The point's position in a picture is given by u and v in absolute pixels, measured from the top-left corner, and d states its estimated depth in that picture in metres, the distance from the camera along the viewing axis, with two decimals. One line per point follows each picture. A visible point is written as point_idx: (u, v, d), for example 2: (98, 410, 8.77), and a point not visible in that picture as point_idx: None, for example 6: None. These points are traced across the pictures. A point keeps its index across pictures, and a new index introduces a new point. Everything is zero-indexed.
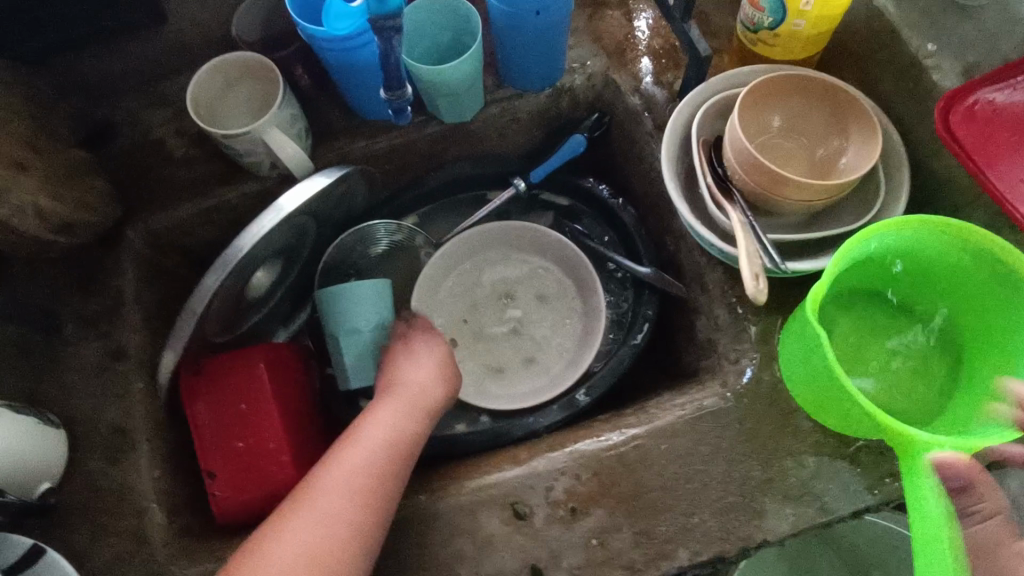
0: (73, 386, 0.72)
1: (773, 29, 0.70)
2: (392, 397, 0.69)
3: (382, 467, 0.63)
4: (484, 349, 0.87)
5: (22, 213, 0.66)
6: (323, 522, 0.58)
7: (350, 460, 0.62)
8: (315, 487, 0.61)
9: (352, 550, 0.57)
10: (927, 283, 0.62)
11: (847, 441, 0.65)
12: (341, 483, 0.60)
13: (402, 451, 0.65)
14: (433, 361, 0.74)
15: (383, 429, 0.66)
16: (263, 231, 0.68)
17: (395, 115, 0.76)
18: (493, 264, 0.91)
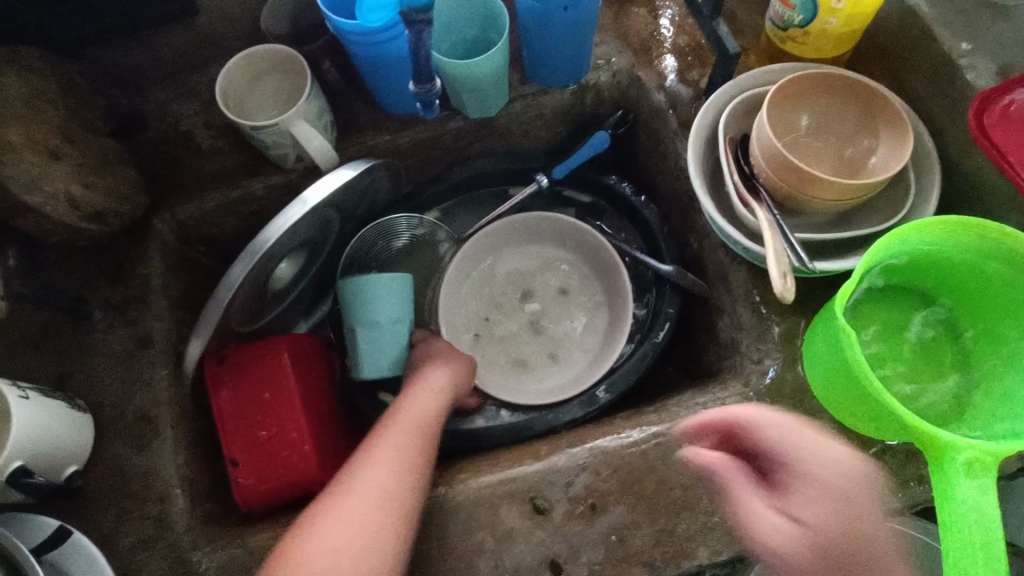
0: (101, 372, 0.73)
1: (804, 26, 0.69)
2: (419, 393, 0.70)
3: (415, 457, 0.63)
4: (508, 344, 0.88)
5: (55, 200, 0.68)
6: (361, 511, 0.58)
7: (382, 451, 0.63)
8: (349, 478, 0.61)
9: (392, 536, 0.57)
10: (951, 284, 0.62)
11: (871, 443, 0.64)
12: (377, 472, 0.61)
13: (432, 443, 0.66)
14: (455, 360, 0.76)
15: (410, 425, 0.66)
16: (288, 223, 0.68)
17: (424, 109, 0.79)
18: (514, 261, 0.93)
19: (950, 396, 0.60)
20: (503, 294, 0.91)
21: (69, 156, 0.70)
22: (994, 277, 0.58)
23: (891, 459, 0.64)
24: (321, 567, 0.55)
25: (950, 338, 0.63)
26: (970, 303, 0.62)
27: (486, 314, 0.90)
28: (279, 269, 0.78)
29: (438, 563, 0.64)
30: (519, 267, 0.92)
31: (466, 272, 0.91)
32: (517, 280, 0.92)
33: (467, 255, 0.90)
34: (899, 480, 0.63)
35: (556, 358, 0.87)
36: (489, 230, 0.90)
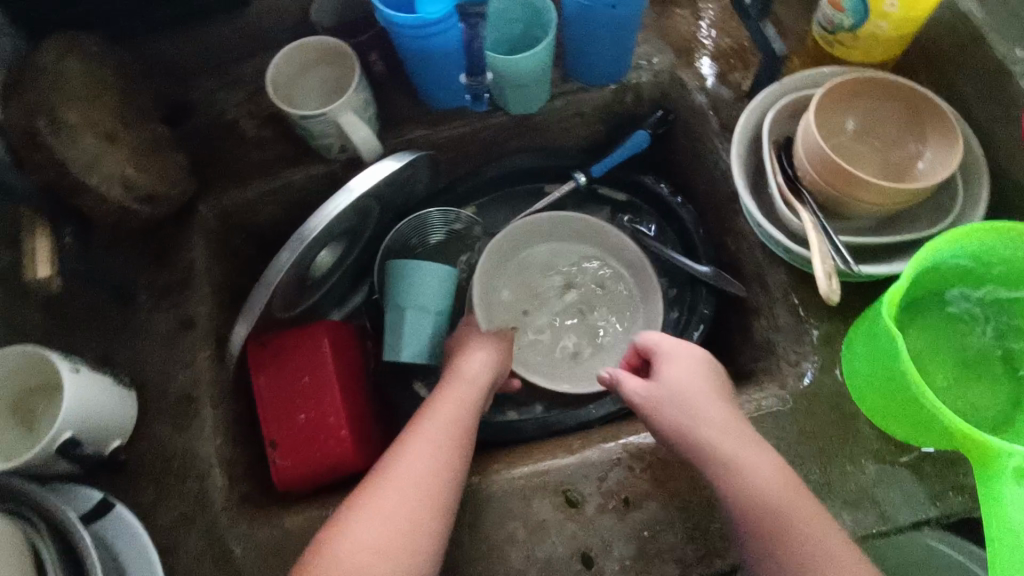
0: (144, 350, 0.74)
1: (854, 29, 0.69)
2: (458, 380, 0.71)
3: (457, 443, 0.64)
4: (546, 335, 0.88)
5: (111, 182, 0.69)
6: (406, 493, 0.59)
7: (426, 436, 0.64)
8: (393, 463, 0.61)
9: (430, 526, 0.57)
10: (999, 292, 0.61)
11: (910, 449, 0.64)
12: (422, 457, 0.61)
13: (471, 430, 0.67)
14: (493, 347, 0.77)
15: (447, 417, 0.66)
16: (335, 211, 0.70)
17: (474, 102, 0.82)
18: (545, 256, 0.92)
19: (993, 402, 0.60)
20: (537, 288, 0.91)
21: (122, 140, 0.72)
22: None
23: (930, 465, 0.64)
24: (364, 556, 0.55)
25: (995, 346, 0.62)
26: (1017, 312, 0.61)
27: (521, 307, 0.90)
28: (320, 257, 0.78)
29: (470, 551, 0.64)
30: (551, 260, 0.92)
31: (498, 267, 0.90)
32: (550, 274, 0.92)
33: (496, 250, 0.88)
34: (938, 487, 0.63)
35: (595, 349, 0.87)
36: (516, 225, 0.88)
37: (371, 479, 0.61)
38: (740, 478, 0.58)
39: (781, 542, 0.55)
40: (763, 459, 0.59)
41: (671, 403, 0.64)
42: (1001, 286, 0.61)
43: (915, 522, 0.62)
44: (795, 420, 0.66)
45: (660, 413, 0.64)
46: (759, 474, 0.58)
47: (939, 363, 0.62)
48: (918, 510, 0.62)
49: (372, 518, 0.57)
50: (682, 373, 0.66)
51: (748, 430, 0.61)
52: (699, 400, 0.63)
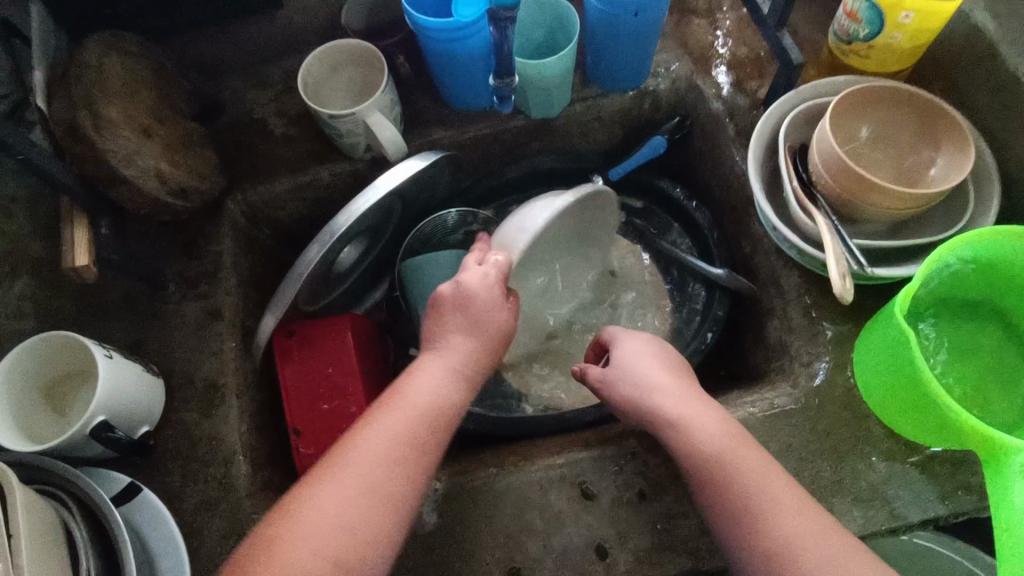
0: (172, 339, 0.76)
1: (868, 40, 0.71)
2: (437, 367, 0.62)
3: (422, 443, 0.56)
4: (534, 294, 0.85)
5: (146, 175, 0.72)
6: (360, 496, 0.52)
7: (389, 431, 0.56)
8: (351, 459, 0.54)
9: (385, 530, 0.52)
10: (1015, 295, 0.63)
11: (920, 449, 0.65)
12: (387, 450, 0.55)
13: (444, 427, 0.59)
14: (494, 325, 0.64)
15: (420, 405, 0.58)
16: (362, 207, 0.72)
17: (499, 102, 0.83)
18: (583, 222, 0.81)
19: (1001, 399, 0.61)
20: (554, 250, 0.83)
21: (158, 134, 0.75)
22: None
23: (940, 465, 0.65)
24: (307, 557, 0.49)
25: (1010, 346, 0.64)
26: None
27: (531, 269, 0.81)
28: (343, 253, 0.80)
29: (488, 539, 0.66)
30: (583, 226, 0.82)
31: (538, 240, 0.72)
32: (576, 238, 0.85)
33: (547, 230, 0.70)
34: (947, 486, 0.64)
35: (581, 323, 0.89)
36: (573, 204, 0.71)
37: (322, 473, 0.53)
38: (685, 438, 0.61)
39: (732, 494, 0.56)
40: (709, 423, 0.61)
41: (628, 376, 0.67)
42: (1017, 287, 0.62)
43: (924, 519, 0.63)
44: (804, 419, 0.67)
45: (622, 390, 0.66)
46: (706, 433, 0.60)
47: (947, 357, 0.64)
48: (928, 508, 0.63)
49: (316, 520, 0.50)
50: (642, 351, 0.68)
51: (703, 399, 0.64)
52: (660, 392, 0.64)
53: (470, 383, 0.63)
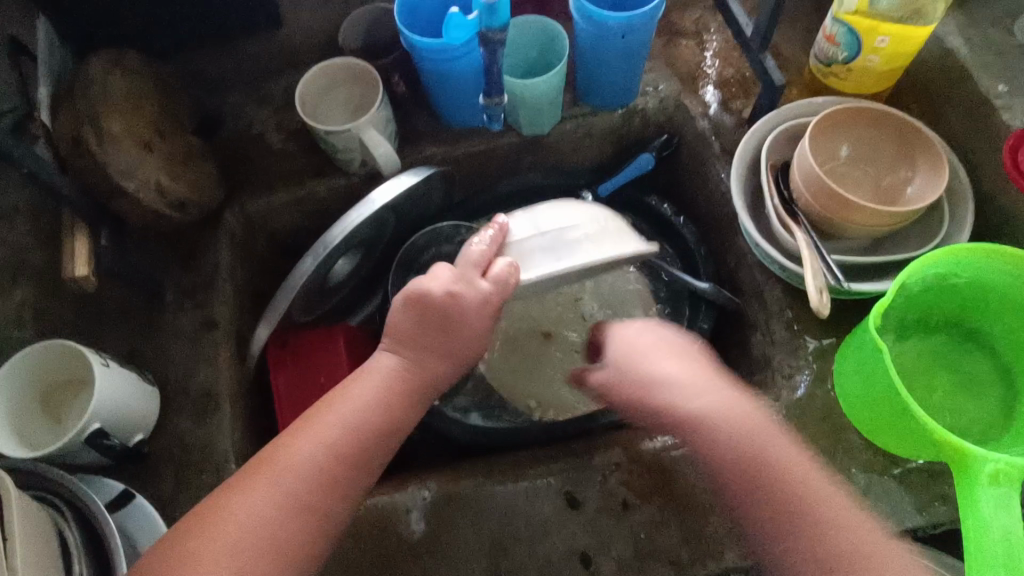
0: (169, 348, 0.78)
1: (847, 63, 0.73)
2: (391, 374, 0.60)
3: (361, 454, 0.56)
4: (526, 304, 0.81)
5: (147, 188, 0.74)
6: (289, 498, 0.52)
7: (327, 440, 0.55)
8: (285, 463, 0.53)
9: (308, 536, 0.52)
10: (992, 314, 0.64)
11: (899, 462, 0.67)
12: (324, 453, 0.54)
13: (388, 441, 0.57)
14: (468, 334, 0.62)
15: (366, 411, 0.57)
16: (357, 221, 0.74)
17: (490, 120, 0.85)
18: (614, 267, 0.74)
19: (975, 413, 0.63)
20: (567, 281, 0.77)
21: (159, 149, 0.77)
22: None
23: (918, 477, 0.66)
24: (226, 554, 0.49)
25: (988, 365, 0.65)
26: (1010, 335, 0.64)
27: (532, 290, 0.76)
28: (337, 266, 0.82)
29: (475, 548, 0.67)
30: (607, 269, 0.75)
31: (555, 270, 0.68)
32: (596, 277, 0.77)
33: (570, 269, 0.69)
34: (924, 498, 0.65)
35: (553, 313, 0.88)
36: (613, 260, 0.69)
37: (254, 473, 0.53)
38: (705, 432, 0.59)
39: (758, 486, 0.56)
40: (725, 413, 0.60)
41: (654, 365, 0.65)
42: (994, 306, 0.64)
43: (900, 531, 0.64)
44: (794, 430, 0.68)
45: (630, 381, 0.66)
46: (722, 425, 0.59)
47: (924, 373, 0.66)
48: (905, 519, 0.65)
49: (236, 525, 0.50)
50: (653, 336, 0.68)
51: (725, 382, 0.62)
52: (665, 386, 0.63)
53: (425, 391, 0.61)
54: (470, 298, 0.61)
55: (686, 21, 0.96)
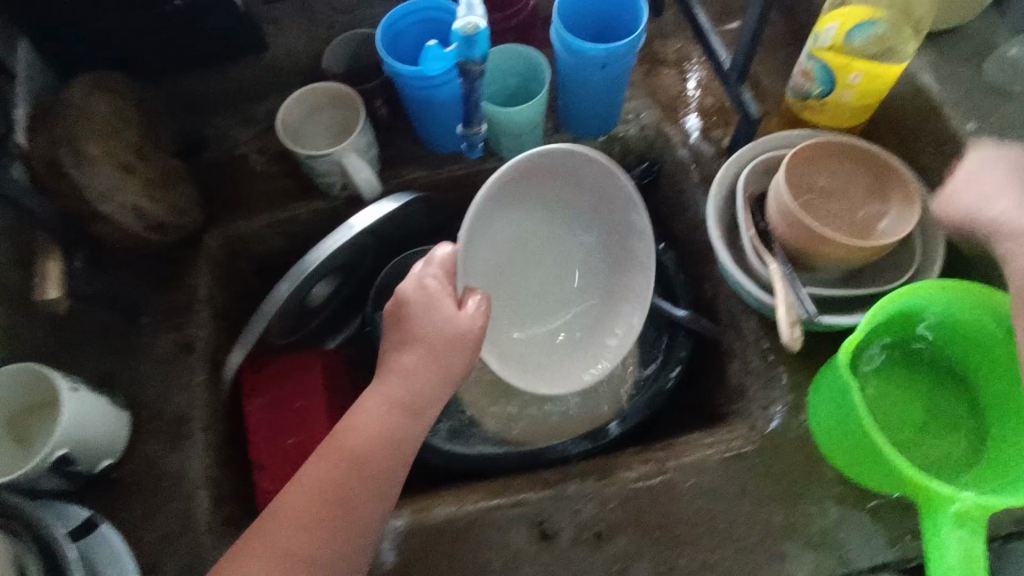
0: (142, 371, 0.77)
1: (822, 97, 0.74)
2: (383, 405, 0.60)
3: (365, 490, 0.56)
4: (533, 313, 0.84)
5: (124, 211, 0.73)
6: (297, 548, 0.53)
7: (313, 482, 0.56)
8: (274, 510, 0.55)
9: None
10: (981, 360, 0.64)
11: (870, 495, 0.68)
12: (324, 497, 0.55)
13: (386, 474, 0.58)
14: (446, 339, 0.61)
15: (360, 446, 0.57)
16: (335, 246, 0.74)
17: (467, 148, 0.84)
18: (594, 219, 0.82)
19: (944, 451, 0.63)
20: (561, 252, 0.84)
21: (139, 171, 0.76)
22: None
23: (888, 510, 0.67)
24: None
25: (967, 411, 0.65)
26: (990, 389, 0.64)
27: (514, 273, 0.81)
28: (316, 289, 0.82)
29: None
30: (601, 222, 0.82)
31: (501, 204, 0.76)
32: (595, 243, 0.84)
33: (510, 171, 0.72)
34: (896, 531, 0.66)
35: (581, 354, 0.83)
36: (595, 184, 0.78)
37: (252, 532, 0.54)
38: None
39: None
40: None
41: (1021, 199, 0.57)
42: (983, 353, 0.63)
43: (872, 565, 0.65)
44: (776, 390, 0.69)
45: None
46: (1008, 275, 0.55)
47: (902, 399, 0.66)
48: (876, 554, 0.66)
49: None
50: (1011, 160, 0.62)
51: None
52: None
53: (419, 411, 0.61)
54: (423, 292, 0.63)
55: (668, 50, 0.97)
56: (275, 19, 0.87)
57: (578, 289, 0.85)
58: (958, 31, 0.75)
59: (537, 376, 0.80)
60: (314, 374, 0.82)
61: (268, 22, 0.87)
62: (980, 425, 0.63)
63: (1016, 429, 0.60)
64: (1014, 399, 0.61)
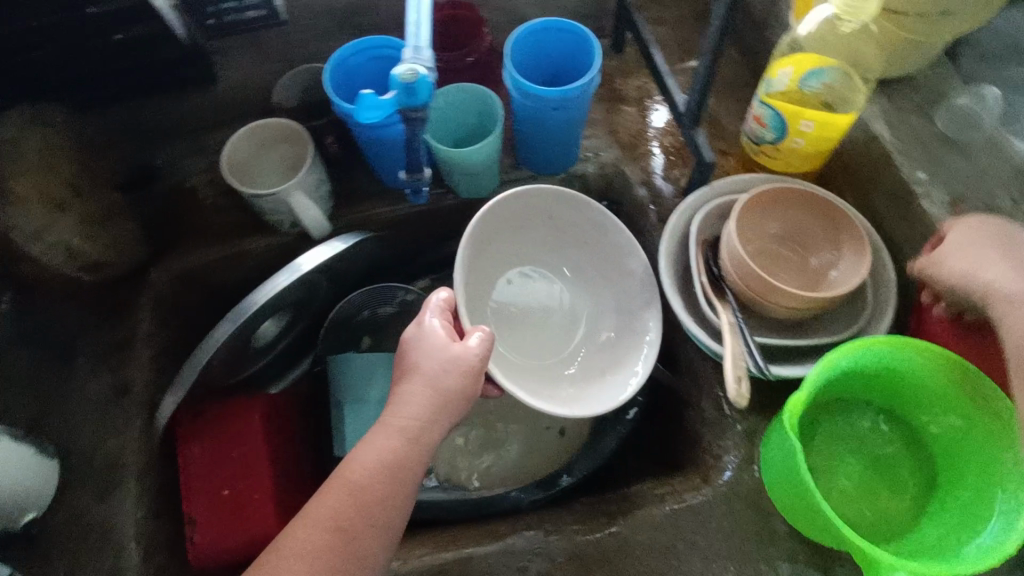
0: (74, 416, 0.73)
1: (775, 143, 0.73)
2: (394, 436, 0.57)
3: (371, 524, 0.54)
4: (532, 352, 0.79)
5: (55, 250, 0.72)
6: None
7: (317, 518, 0.53)
8: (277, 550, 0.52)
9: None
10: (934, 423, 0.63)
11: (823, 551, 0.66)
12: (331, 530, 0.52)
13: (394, 507, 0.55)
14: (444, 368, 0.60)
15: (370, 476, 0.55)
16: (277, 288, 0.71)
17: (413, 194, 0.80)
18: (578, 245, 0.82)
19: (884, 506, 0.63)
20: (546, 297, 0.83)
21: (74, 208, 0.74)
22: (983, 448, 0.58)
23: (842, 567, 0.65)
24: None
25: (914, 471, 0.64)
26: (940, 453, 0.63)
27: (500, 321, 0.79)
28: (263, 327, 0.80)
29: None
30: (586, 252, 0.82)
31: (481, 251, 0.76)
32: (584, 268, 0.83)
33: (492, 212, 0.74)
34: None
35: (612, 373, 0.76)
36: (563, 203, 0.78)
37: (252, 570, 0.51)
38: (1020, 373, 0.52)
39: None
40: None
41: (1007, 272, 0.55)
42: (938, 418, 0.63)
43: None
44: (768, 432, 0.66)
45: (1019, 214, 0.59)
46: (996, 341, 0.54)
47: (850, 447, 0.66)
48: None
49: None
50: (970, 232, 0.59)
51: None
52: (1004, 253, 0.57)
53: (427, 444, 0.58)
54: (421, 330, 0.63)
55: (628, 88, 0.97)
56: (226, 53, 0.84)
57: (581, 315, 0.83)
58: (911, 78, 0.75)
59: (561, 399, 0.73)
60: (258, 418, 0.78)
61: (218, 56, 0.84)
62: (924, 488, 0.63)
63: (957, 500, 0.59)
64: (961, 469, 0.60)
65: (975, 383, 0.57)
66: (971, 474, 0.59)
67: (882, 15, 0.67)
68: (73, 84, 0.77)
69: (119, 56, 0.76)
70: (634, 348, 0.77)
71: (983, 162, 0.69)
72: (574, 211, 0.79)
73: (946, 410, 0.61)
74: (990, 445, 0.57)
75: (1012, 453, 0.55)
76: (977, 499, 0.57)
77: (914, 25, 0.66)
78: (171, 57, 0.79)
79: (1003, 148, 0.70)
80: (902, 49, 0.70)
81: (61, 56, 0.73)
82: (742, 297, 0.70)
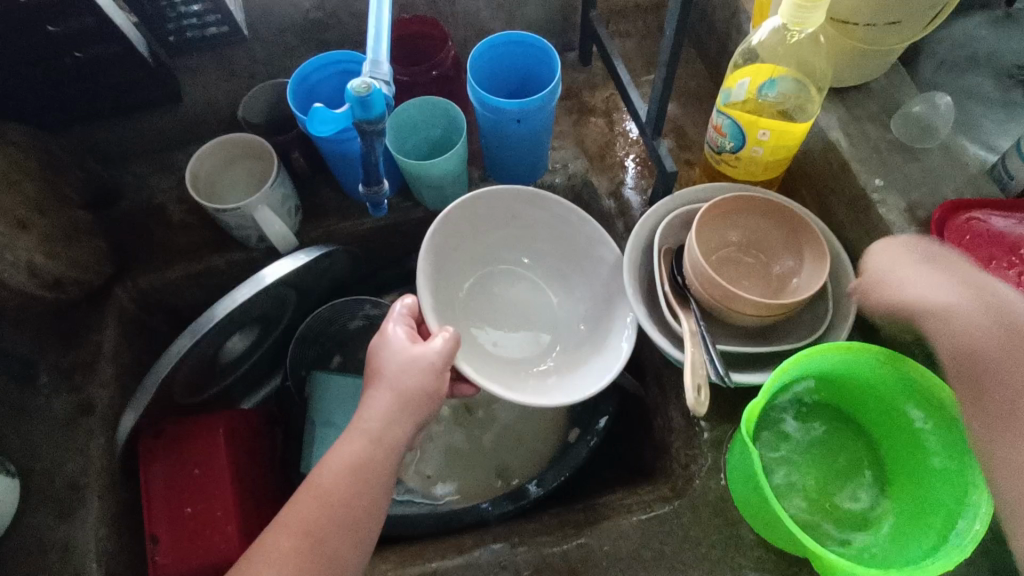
0: (36, 436, 0.72)
1: (734, 152, 0.73)
2: (365, 441, 0.57)
3: (342, 525, 0.53)
4: (506, 352, 0.78)
5: (15, 269, 0.69)
6: None
7: (288, 521, 0.53)
8: (249, 558, 0.52)
9: None
10: (894, 429, 0.64)
11: (789, 558, 0.65)
12: (300, 530, 0.52)
13: (365, 509, 0.54)
14: (404, 369, 0.59)
15: (337, 480, 0.54)
16: (237, 301, 0.70)
17: (373, 208, 0.79)
18: (536, 233, 0.81)
19: (846, 512, 0.63)
20: (514, 290, 0.82)
21: (36, 226, 0.72)
22: (938, 452, 0.59)
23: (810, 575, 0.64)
24: None
25: (876, 476, 0.64)
26: (897, 459, 0.64)
27: (474, 320, 0.79)
28: (230, 343, 0.82)
29: None
30: (547, 241, 0.82)
31: (452, 253, 0.77)
32: (544, 257, 0.83)
33: (455, 214, 0.75)
34: None
35: (590, 359, 0.75)
36: (519, 198, 0.78)
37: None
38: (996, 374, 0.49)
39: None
40: (984, 304, 0.51)
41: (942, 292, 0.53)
42: (899, 425, 0.63)
43: None
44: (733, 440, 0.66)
45: (1009, 238, 0.63)
46: (969, 344, 0.51)
47: (811, 452, 0.67)
48: None
49: None
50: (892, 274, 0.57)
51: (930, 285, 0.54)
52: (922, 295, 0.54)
53: (393, 447, 0.57)
54: (383, 336, 0.63)
55: (596, 100, 0.98)
56: (192, 70, 0.85)
57: (550, 303, 0.82)
58: (868, 87, 0.76)
59: (540, 392, 0.71)
60: (222, 434, 0.78)
61: (184, 73, 0.85)
62: (886, 492, 0.63)
63: (917, 505, 0.60)
64: (922, 475, 0.61)
65: (928, 388, 0.58)
66: (929, 477, 0.59)
67: (829, 25, 0.68)
68: (39, 104, 0.78)
69: (83, 74, 0.76)
70: (608, 334, 0.75)
71: (938, 168, 0.70)
72: (526, 200, 0.78)
73: (902, 412, 0.62)
74: (944, 447, 0.58)
75: (966, 455, 0.55)
76: (936, 504, 0.58)
77: (863, 35, 0.68)
78: (135, 75, 0.80)
79: (957, 155, 0.71)
80: (853, 58, 0.72)
81: (23, 77, 0.73)
82: (703, 302, 0.69)
